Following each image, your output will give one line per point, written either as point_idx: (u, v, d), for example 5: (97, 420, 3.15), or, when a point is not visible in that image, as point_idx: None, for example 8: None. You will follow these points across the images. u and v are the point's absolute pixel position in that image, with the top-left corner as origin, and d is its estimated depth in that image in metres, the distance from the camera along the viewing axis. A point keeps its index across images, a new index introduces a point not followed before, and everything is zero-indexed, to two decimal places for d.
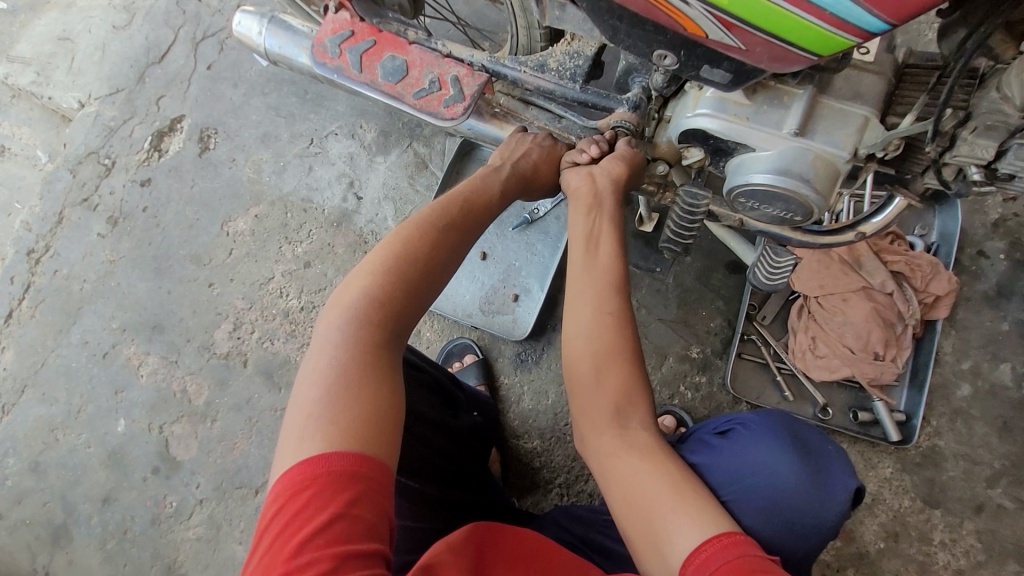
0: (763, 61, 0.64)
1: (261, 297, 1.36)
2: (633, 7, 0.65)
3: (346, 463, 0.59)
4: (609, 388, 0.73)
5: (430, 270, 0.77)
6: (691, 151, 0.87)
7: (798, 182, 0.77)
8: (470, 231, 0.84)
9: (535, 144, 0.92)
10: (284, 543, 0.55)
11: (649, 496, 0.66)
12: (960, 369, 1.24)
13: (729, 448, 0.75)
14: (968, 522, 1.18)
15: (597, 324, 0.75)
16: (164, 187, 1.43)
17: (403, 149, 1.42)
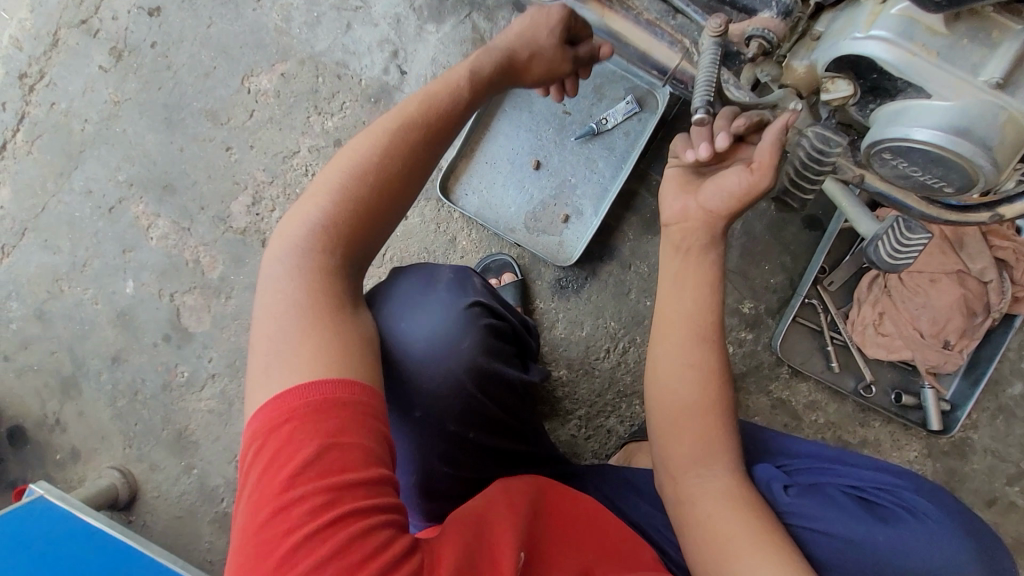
0: None
1: (284, 172, 1.22)
2: None
3: (323, 393, 0.50)
4: (693, 426, 0.68)
5: (393, 182, 0.62)
6: (836, 83, 0.69)
7: (976, 146, 0.61)
8: (447, 134, 0.67)
9: (528, 17, 0.73)
10: (271, 480, 0.49)
11: (726, 537, 0.62)
12: (1019, 367, 1.17)
13: (892, 542, 0.63)
14: (975, 513, 1.18)
15: (685, 351, 0.70)
16: (175, 21, 1.22)
17: (461, 18, 1.20)
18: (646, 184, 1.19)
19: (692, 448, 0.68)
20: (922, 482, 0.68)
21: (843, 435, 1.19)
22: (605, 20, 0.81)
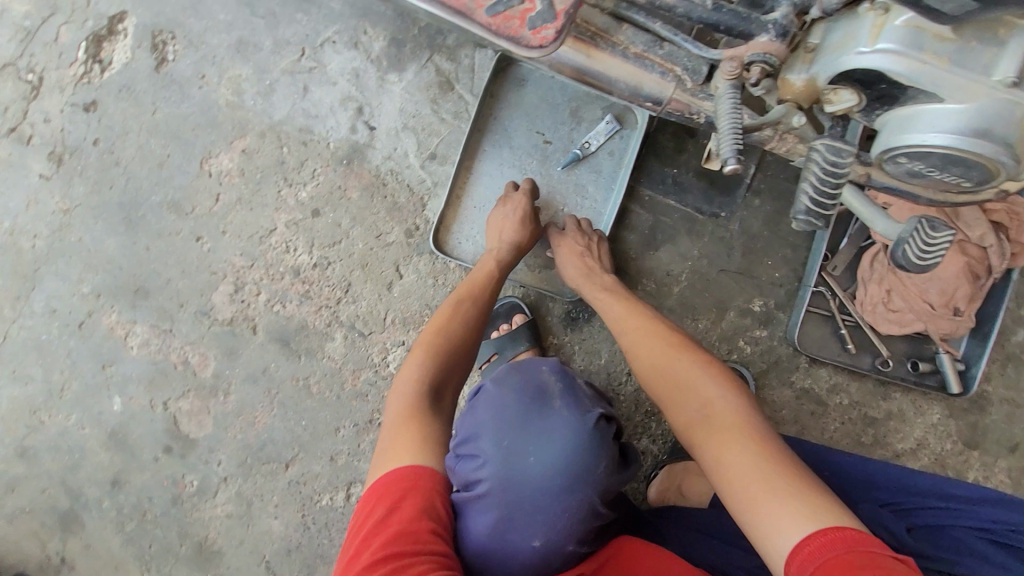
0: None
1: (263, 252, 1.15)
2: None
3: (397, 476, 0.72)
4: (695, 387, 0.79)
5: (461, 346, 0.88)
6: (839, 94, 0.70)
7: (993, 146, 0.62)
8: (484, 297, 0.95)
9: (510, 209, 1.03)
10: (357, 526, 0.69)
11: (744, 480, 0.67)
12: (1019, 315, 1.21)
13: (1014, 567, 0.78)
14: (1002, 460, 1.22)
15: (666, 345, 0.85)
16: (115, 113, 1.13)
17: (422, 63, 1.15)
18: (638, 200, 1.18)
19: (704, 414, 0.76)
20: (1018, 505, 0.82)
21: (869, 412, 1.21)
22: (592, 58, 0.78)
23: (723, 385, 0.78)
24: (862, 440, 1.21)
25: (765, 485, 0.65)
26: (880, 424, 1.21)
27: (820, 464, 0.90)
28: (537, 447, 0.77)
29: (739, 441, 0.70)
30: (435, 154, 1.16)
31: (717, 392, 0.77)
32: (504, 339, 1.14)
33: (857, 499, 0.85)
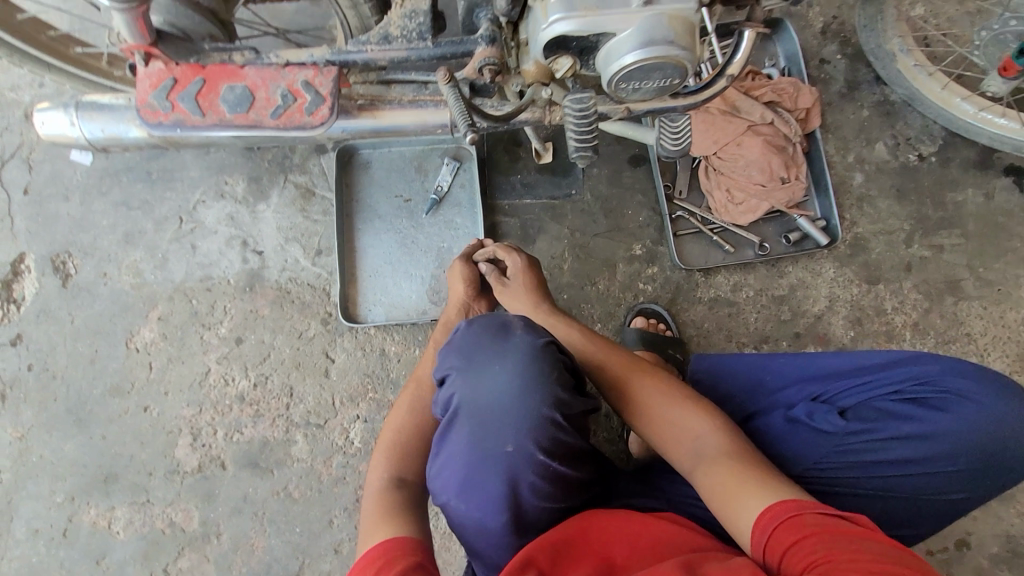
0: None
1: (206, 394, 1.25)
2: None
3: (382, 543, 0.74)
4: (653, 393, 0.89)
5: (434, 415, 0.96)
6: (560, 62, 0.87)
7: (664, 49, 0.81)
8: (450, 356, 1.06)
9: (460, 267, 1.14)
10: None
11: (720, 480, 0.74)
12: (848, 162, 1.39)
13: (943, 419, 0.82)
14: (905, 282, 1.35)
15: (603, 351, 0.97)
16: (40, 336, 1.26)
17: (282, 185, 1.34)
18: (502, 211, 1.34)
19: (672, 433, 0.84)
20: (929, 360, 0.87)
21: (775, 293, 1.33)
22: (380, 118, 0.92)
23: (686, 402, 0.86)
24: (782, 318, 1.32)
25: (727, 474, 0.74)
26: (790, 299, 1.33)
27: (754, 376, 0.95)
28: (485, 381, 0.81)
29: (703, 457, 0.79)
30: (322, 249, 1.32)
31: (678, 408, 0.86)
32: None
33: (788, 399, 0.89)
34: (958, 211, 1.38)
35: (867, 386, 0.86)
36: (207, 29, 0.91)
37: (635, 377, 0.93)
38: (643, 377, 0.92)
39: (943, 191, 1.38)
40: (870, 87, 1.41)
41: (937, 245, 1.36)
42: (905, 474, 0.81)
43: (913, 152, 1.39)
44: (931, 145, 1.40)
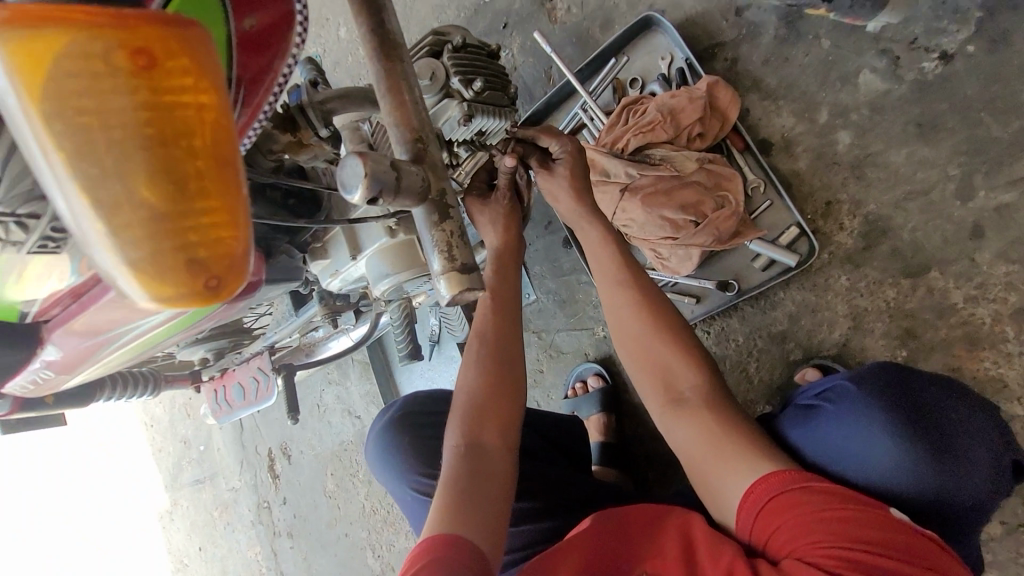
0: (231, 307, 0.79)
1: (370, 520, 1.83)
2: (176, 339, 0.86)
3: (439, 545, 0.68)
4: (658, 349, 0.80)
5: (509, 398, 0.85)
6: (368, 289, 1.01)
7: (389, 279, 0.88)
8: (514, 401, 0.85)
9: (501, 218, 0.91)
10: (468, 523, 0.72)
11: (707, 458, 0.72)
12: (821, 124, 1.00)
13: (821, 428, 0.70)
14: (979, 255, 0.89)
15: (621, 313, 0.82)
16: (293, 496, 2.06)
17: (353, 364, 1.82)
18: None
19: (654, 367, 0.80)
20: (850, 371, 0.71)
21: (772, 330, 1.07)
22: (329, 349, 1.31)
23: (686, 348, 0.79)
24: (793, 360, 1.05)
25: (723, 452, 0.71)
26: (795, 332, 1.04)
27: (797, 419, 0.75)
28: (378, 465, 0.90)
29: (703, 412, 0.74)
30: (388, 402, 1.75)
31: (670, 347, 0.79)
32: (576, 400, 1.24)
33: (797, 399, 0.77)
34: None
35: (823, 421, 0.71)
36: (230, 341, 1.18)
37: (633, 326, 0.82)
38: (656, 335, 0.80)
39: (1009, 90, 0.87)
40: None
41: None
42: (843, 465, 0.67)
43: (928, 56, 0.91)
44: (961, 28, 0.89)
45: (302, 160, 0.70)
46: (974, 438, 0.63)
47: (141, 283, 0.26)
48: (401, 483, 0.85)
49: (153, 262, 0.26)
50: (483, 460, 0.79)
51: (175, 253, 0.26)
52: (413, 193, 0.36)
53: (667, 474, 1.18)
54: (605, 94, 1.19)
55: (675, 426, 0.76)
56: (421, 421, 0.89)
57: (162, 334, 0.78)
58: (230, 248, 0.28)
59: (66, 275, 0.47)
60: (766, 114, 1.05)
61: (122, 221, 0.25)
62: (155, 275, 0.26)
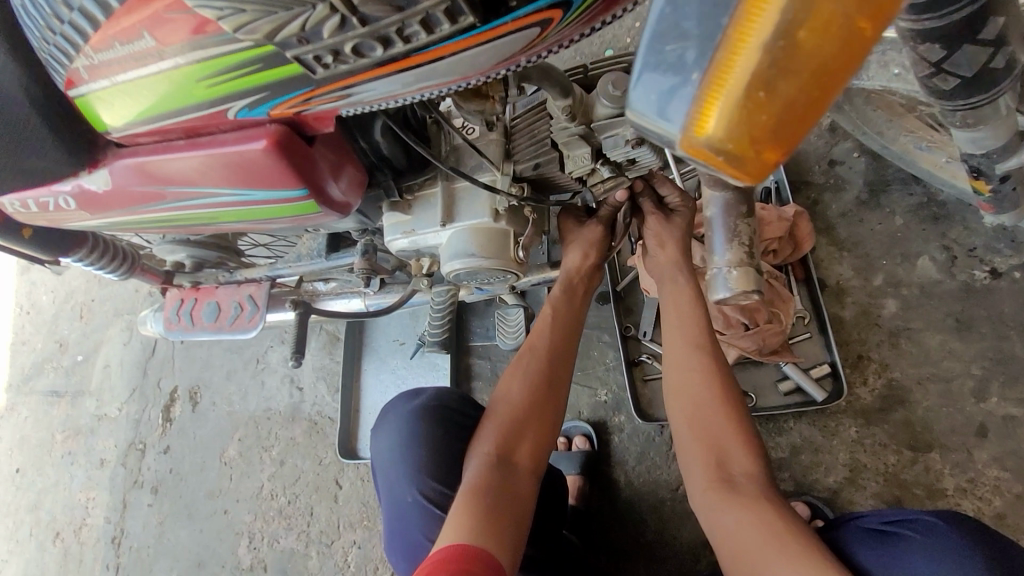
0: (309, 222, 0.70)
1: (260, 504, 1.62)
2: (218, 230, 0.75)
3: (460, 558, 0.62)
4: (716, 420, 0.80)
5: (547, 422, 0.81)
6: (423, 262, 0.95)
7: (467, 260, 0.82)
8: (550, 425, 0.82)
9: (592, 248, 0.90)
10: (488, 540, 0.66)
11: (747, 550, 0.69)
12: (874, 287, 1.09)
13: (898, 556, 0.67)
14: (977, 452, 0.97)
15: (688, 376, 0.83)
16: (178, 448, 1.80)
17: (318, 332, 1.68)
18: (475, 352, 1.45)
19: (710, 441, 0.79)
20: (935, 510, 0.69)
21: (771, 455, 1.09)
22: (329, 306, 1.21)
23: (743, 432, 0.79)
24: (783, 489, 1.07)
25: (780, 546, 0.67)
26: (792, 464, 1.07)
27: (869, 546, 0.71)
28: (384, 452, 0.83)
29: (757, 504, 0.72)
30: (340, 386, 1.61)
31: (730, 427, 0.79)
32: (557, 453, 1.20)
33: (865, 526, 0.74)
34: None
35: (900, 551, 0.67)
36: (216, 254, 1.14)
37: (700, 394, 0.81)
38: (720, 406, 0.80)
39: None
40: (905, 187, 1.11)
41: None
42: None
43: (981, 267, 1.03)
44: (1013, 256, 1.02)
45: (468, 109, 0.68)
46: None
47: (705, 125, 0.32)
48: (405, 484, 0.80)
49: (734, 110, 0.31)
50: (513, 476, 0.75)
51: (752, 110, 0.31)
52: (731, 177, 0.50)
53: (621, 561, 1.13)
54: (691, 180, 1.24)
55: (724, 511, 0.73)
56: (450, 419, 0.83)
57: (222, 217, 0.67)
58: (780, 133, 0.32)
59: (280, 92, 0.46)
60: (829, 258, 1.13)
61: (740, 84, 0.30)
62: (722, 122, 0.31)
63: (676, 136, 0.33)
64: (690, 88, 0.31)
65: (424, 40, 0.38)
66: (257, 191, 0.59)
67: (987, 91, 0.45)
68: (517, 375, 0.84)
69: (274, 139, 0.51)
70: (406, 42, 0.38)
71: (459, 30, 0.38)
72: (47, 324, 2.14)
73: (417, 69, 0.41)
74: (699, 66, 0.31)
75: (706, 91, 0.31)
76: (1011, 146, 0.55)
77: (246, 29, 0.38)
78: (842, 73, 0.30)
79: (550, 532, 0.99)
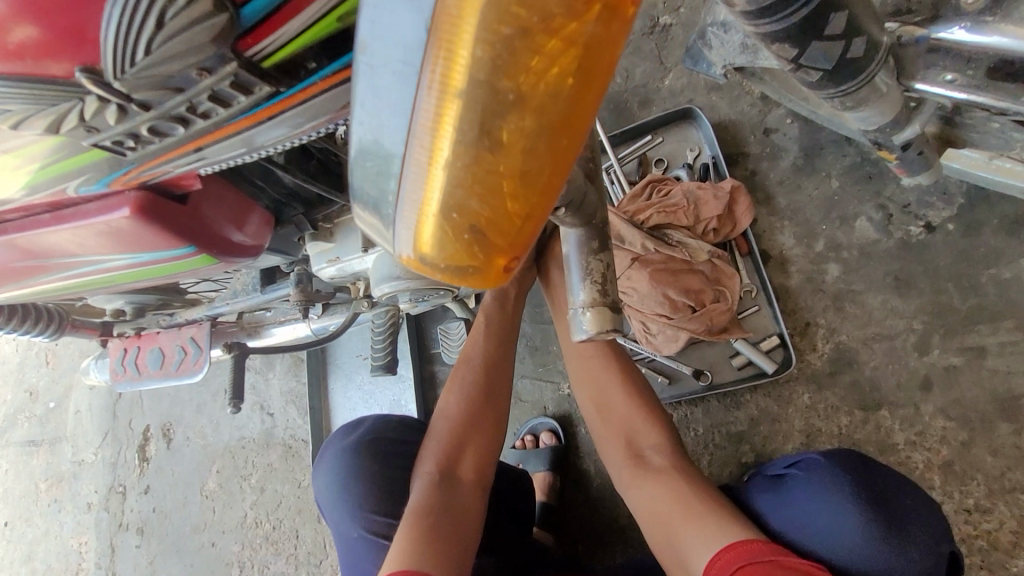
0: (219, 268, 0.67)
1: (246, 533, 1.61)
2: (132, 285, 0.73)
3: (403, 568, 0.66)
4: (620, 406, 0.86)
5: (489, 428, 0.87)
6: (358, 285, 0.93)
7: (394, 283, 0.80)
8: (495, 433, 0.87)
9: None
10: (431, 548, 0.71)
11: (664, 516, 0.73)
12: (815, 253, 1.09)
13: (786, 496, 0.72)
14: (924, 405, 0.99)
15: (592, 371, 0.89)
16: (158, 486, 1.78)
17: (282, 356, 1.66)
18: (439, 359, 1.44)
19: (620, 430, 0.86)
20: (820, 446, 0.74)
21: (731, 429, 1.11)
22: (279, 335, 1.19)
23: (648, 411, 0.85)
24: (744, 462, 1.08)
25: (688, 518, 0.70)
26: (751, 436, 1.09)
27: (770, 496, 0.75)
28: (327, 490, 0.88)
29: (666, 475, 0.78)
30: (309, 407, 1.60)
31: (635, 409, 0.86)
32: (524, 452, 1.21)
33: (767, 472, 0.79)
34: (1006, 296, 0.97)
35: (786, 494, 0.72)
36: (157, 299, 1.02)
37: (607, 388, 0.87)
38: (625, 392, 0.87)
39: (973, 270, 1.00)
40: (838, 149, 1.11)
41: (974, 348, 0.98)
42: (808, 539, 0.67)
43: (916, 222, 1.04)
44: (946, 207, 1.03)
45: None
46: (930, 518, 0.63)
47: (419, 244, 0.31)
48: (353, 521, 0.84)
49: (440, 227, 0.30)
50: (457, 490, 0.81)
51: (458, 232, 0.30)
52: (583, 217, 0.42)
53: (597, 549, 1.15)
54: (630, 164, 1.23)
55: (639, 486, 0.79)
56: (390, 451, 0.89)
57: (127, 278, 0.65)
58: (503, 246, 0.31)
59: (116, 162, 0.44)
60: (770, 228, 1.13)
61: (438, 206, 0.29)
62: (433, 243, 0.31)
63: (397, 250, 0.32)
64: (397, 201, 0.30)
65: (225, 113, 0.37)
66: (145, 254, 0.57)
67: (856, 77, 0.44)
68: (458, 392, 0.88)
69: (137, 206, 0.49)
70: (205, 118, 0.37)
71: (258, 99, 0.36)
72: (9, 376, 2.08)
73: (222, 141, 0.41)
74: (397, 185, 0.30)
75: (411, 211, 0.30)
76: (900, 119, 0.54)
77: (30, 125, 0.36)
78: (554, 179, 0.29)
79: (517, 536, 1.01)
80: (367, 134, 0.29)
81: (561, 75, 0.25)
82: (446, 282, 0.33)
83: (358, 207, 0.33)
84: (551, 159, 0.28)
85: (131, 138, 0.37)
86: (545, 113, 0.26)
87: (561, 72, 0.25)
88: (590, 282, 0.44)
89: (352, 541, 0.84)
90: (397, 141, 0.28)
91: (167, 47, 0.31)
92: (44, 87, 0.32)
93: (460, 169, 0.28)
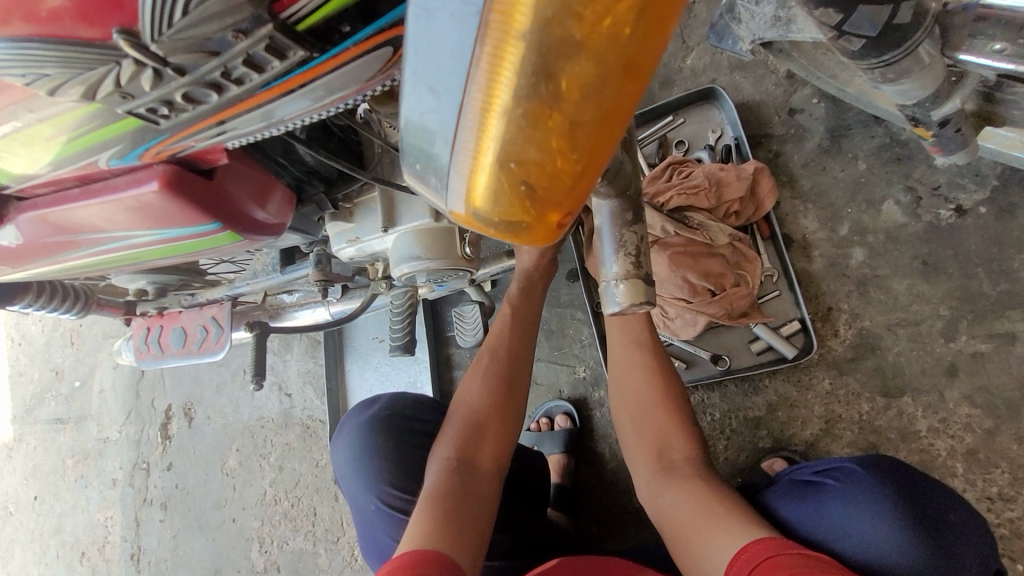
0: (241, 246, 0.68)
1: (265, 510, 1.65)
2: (156, 262, 0.73)
3: (421, 553, 0.67)
4: (651, 411, 0.86)
5: (509, 419, 0.87)
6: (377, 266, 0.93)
7: (414, 263, 0.80)
8: (513, 423, 0.87)
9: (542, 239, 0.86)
10: (450, 535, 0.71)
11: (687, 520, 0.74)
12: (839, 237, 1.07)
13: (820, 501, 0.71)
14: (949, 392, 0.97)
15: (630, 373, 0.89)
16: (180, 463, 1.83)
17: (299, 337, 1.68)
18: (454, 341, 1.45)
19: (649, 432, 0.86)
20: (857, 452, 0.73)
21: (749, 414, 1.10)
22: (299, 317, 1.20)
23: (672, 416, 0.86)
24: (762, 447, 1.08)
25: (713, 521, 0.71)
26: (770, 421, 1.08)
27: (801, 498, 0.75)
28: (344, 463, 0.90)
29: (692, 480, 0.78)
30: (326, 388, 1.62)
31: (664, 408, 0.86)
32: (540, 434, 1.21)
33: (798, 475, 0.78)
34: None
35: (820, 499, 0.71)
36: (178, 278, 1.05)
37: (636, 390, 0.88)
38: (658, 396, 0.87)
39: (1005, 255, 0.97)
40: (866, 130, 1.08)
41: (1003, 335, 0.96)
42: (841, 544, 0.66)
43: (946, 205, 1.01)
44: (977, 190, 1.00)
45: (386, 113, 0.63)
46: (972, 533, 0.63)
47: (473, 197, 0.32)
48: (369, 493, 0.86)
49: (495, 181, 0.30)
50: (476, 477, 0.81)
51: (513, 183, 0.30)
52: (619, 186, 0.43)
53: (611, 530, 1.16)
54: (650, 145, 1.21)
55: (663, 495, 0.80)
56: (408, 429, 0.90)
57: (153, 254, 0.66)
58: (557, 201, 0.32)
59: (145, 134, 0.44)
60: (793, 212, 1.11)
61: (494, 158, 0.29)
62: (486, 196, 0.31)
63: (450, 204, 0.33)
64: (451, 155, 0.31)
65: (259, 79, 0.37)
66: (174, 229, 0.58)
67: (900, 47, 0.42)
68: (478, 378, 0.88)
69: (165, 179, 0.50)
70: (238, 83, 0.37)
71: (292, 65, 0.36)
72: (36, 355, 2.13)
73: (251, 112, 0.41)
74: (448, 143, 0.30)
75: (465, 163, 0.30)
76: (941, 92, 0.52)
77: (60, 90, 0.36)
78: (608, 131, 0.29)
79: (533, 517, 1.01)
80: (422, 85, 0.29)
81: (619, 24, 0.25)
82: (497, 236, 0.34)
83: (408, 161, 0.34)
84: (606, 111, 0.28)
85: (165, 103, 0.37)
86: (607, 58, 0.26)
87: (626, 15, 0.25)
88: (624, 254, 0.43)
89: (365, 514, 0.86)
90: (451, 90, 0.28)
91: (207, 4, 0.31)
92: (77, 52, 0.32)
93: (518, 118, 0.28)
